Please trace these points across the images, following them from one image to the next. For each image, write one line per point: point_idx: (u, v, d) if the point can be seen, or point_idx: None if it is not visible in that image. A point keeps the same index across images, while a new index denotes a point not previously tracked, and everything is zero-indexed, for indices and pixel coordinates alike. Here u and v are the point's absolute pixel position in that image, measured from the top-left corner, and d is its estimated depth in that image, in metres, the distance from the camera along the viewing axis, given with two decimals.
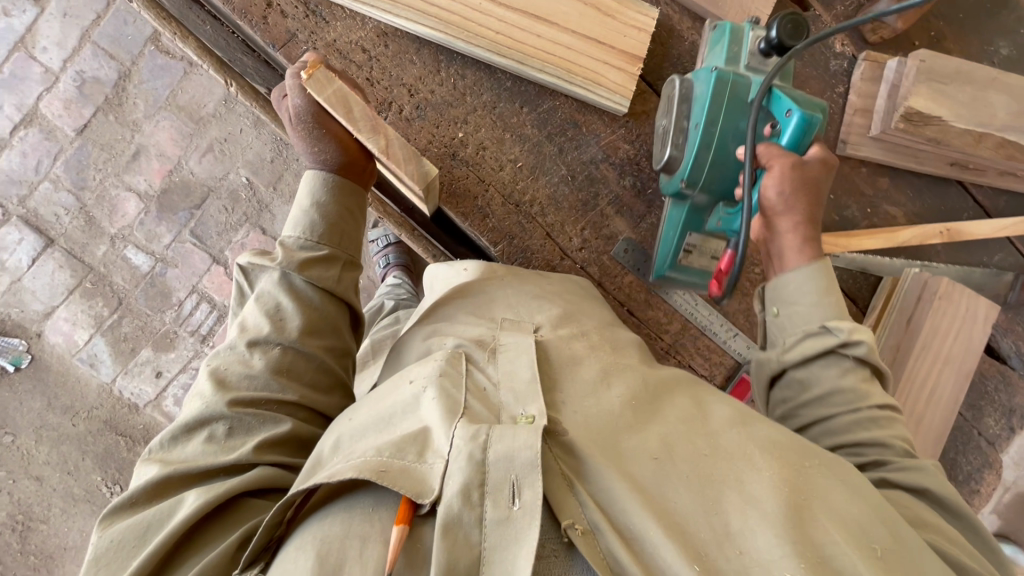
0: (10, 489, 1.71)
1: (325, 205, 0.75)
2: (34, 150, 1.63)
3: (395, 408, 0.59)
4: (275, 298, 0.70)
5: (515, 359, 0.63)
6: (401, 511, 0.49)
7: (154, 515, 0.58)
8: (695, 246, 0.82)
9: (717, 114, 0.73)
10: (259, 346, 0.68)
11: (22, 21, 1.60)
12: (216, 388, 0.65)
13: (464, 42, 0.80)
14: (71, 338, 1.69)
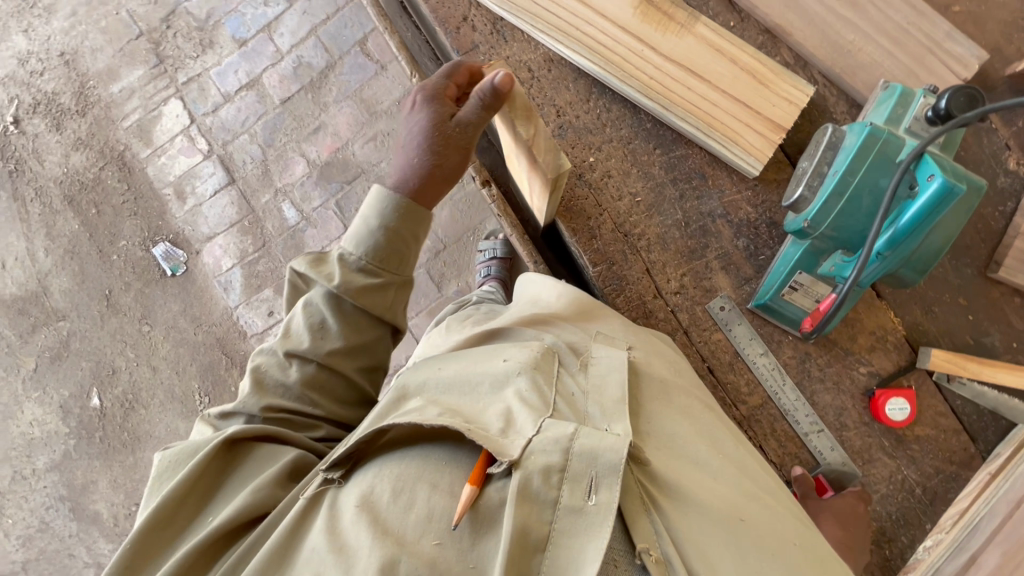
0: (132, 371, 2.02)
1: (390, 227, 0.70)
2: (246, 109, 1.98)
3: (484, 380, 0.61)
4: (323, 313, 0.71)
5: (606, 374, 0.63)
6: (475, 472, 0.51)
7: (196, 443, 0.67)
8: (802, 285, 0.83)
9: (860, 170, 0.74)
10: (297, 358, 0.72)
11: (273, 9, 1.98)
12: (254, 390, 0.71)
13: (619, 81, 0.88)
14: (218, 262, 1.99)
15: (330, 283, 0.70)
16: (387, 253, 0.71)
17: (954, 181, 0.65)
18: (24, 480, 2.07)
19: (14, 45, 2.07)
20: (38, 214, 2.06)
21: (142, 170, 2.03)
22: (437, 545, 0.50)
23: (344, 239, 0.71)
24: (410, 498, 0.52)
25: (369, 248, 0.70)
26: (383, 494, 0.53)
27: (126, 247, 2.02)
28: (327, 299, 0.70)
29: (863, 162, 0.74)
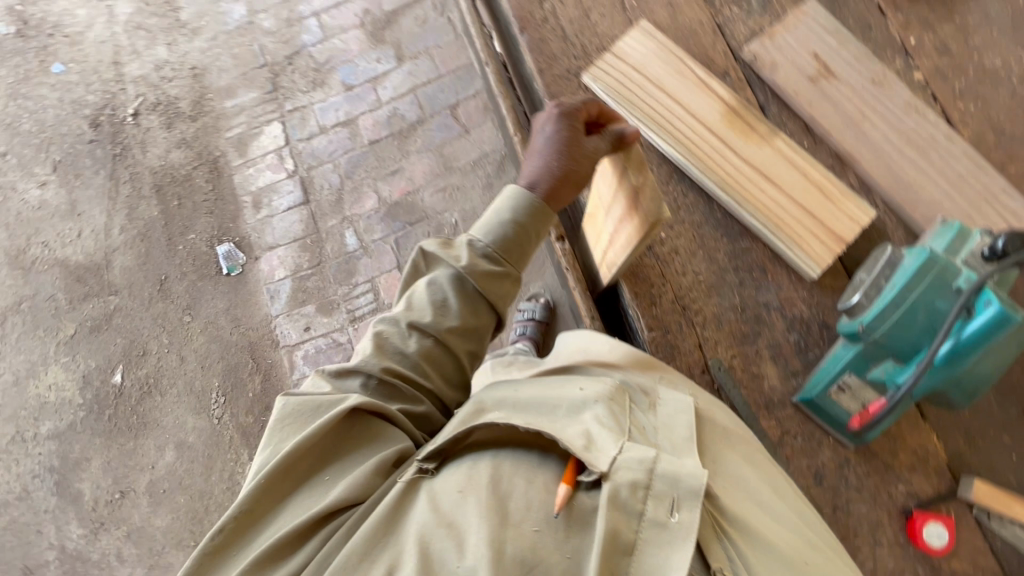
0: (161, 356, 2.08)
1: (519, 221, 0.86)
2: (337, 143, 2.19)
3: (562, 403, 0.68)
4: (445, 293, 0.85)
5: (674, 415, 0.69)
6: (569, 473, 0.61)
7: (322, 404, 0.76)
8: (850, 387, 0.86)
9: (919, 287, 0.79)
10: (417, 330, 0.84)
11: (383, 66, 2.24)
12: (377, 351, 0.82)
13: (699, 172, 0.98)
14: (272, 271, 2.10)
15: (458, 264, 0.85)
16: (512, 249, 0.87)
17: (1012, 310, 0.71)
18: (23, 442, 2.07)
19: (155, 53, 2.36)
20: (126, 195, 2.23)
21: (229, 176, 2.21)
22: (536, 532, 0.58)
23: (477, 228, 0.87)
24: (508, 493, 0.61)
25: (496, 238, 0.86)
26: (480, 486, 0.62)
27: (194, 240, 2.16)
28: (454, 279, 0.85)
29: (922, 281, 0.79)
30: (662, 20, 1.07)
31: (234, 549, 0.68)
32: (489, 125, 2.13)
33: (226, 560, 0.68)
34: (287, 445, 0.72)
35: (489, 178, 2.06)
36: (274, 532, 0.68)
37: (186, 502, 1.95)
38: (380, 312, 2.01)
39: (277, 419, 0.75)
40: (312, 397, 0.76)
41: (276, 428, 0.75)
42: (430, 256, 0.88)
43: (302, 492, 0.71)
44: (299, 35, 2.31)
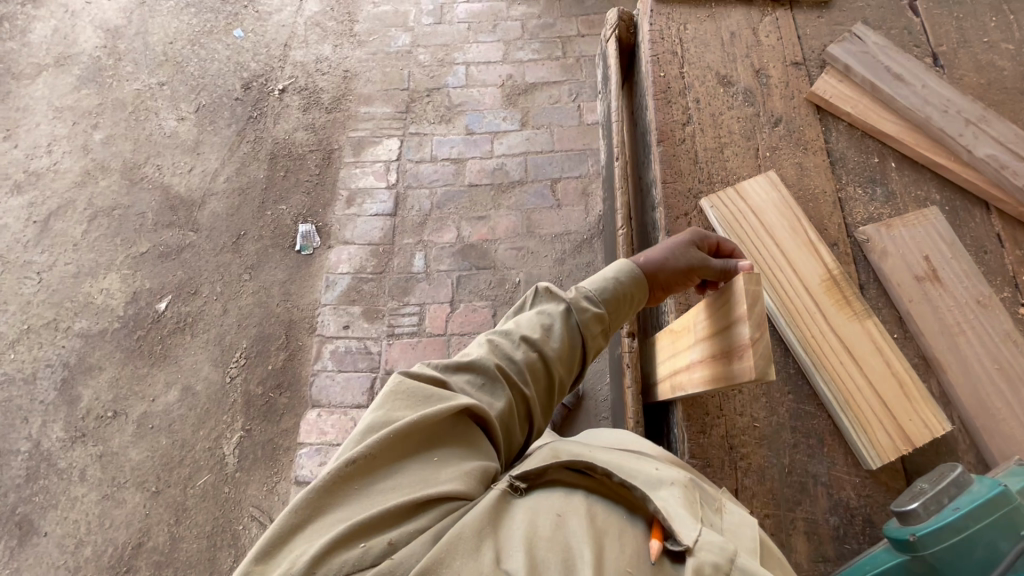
0: (208, 301, 2.16)
1: (622, 282, 0.96)
2: (441, 174, 2.34)
3: (641, 475, 0.79)
4: (552, 320, 0.92)
5: (743, 526, 0.74)
6: (658, 532, 0.69)
7: (435, 393, 0.79)
8: None
9: (981, 520, 0.75)
10: (524, 343, 0.89)
11: (506, 125, 2.42)
12: (489, 350, 0.87)
13: (785, 323, 1.00)
14: (338, 263, 2.20)
15: (565, 298, 0.94)
16: (617, 303, 0.95)
17: None
18: (54, 330, 2.15)
19: (321, 49, 2.65)
20: (243, 152, 2.43)
21: (337, 169, 2.38)
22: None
23: (586, 279, 0.96)
24: (603, 534, 0.67)
25: (602, 289, 0.95)
26: (574, 517, 0.68)
27: (283, 211, 2.30)
28: (561, 311, 0.93)
29: (986, 515, 0.75)
30: (788, 177, 1.13)
31: (342, 496, 0.68)
32: (581, 207, 2.24)
33: (335, 504, 0.67)
34: (408, 417, 0.74)
35: (564, 255, 2.13)
36: (386, 493, 0.69)
37: (166, 446, 1.95)
38: (418, 337, 2.05)
39: (391, 393, 0.78)
40: (425, 384, 0.80)
41: (391, 398, 0.77)
42: (541, 294, 0.96)
43: (413, 465, 0.73)
44: (445, 76, 2.55)
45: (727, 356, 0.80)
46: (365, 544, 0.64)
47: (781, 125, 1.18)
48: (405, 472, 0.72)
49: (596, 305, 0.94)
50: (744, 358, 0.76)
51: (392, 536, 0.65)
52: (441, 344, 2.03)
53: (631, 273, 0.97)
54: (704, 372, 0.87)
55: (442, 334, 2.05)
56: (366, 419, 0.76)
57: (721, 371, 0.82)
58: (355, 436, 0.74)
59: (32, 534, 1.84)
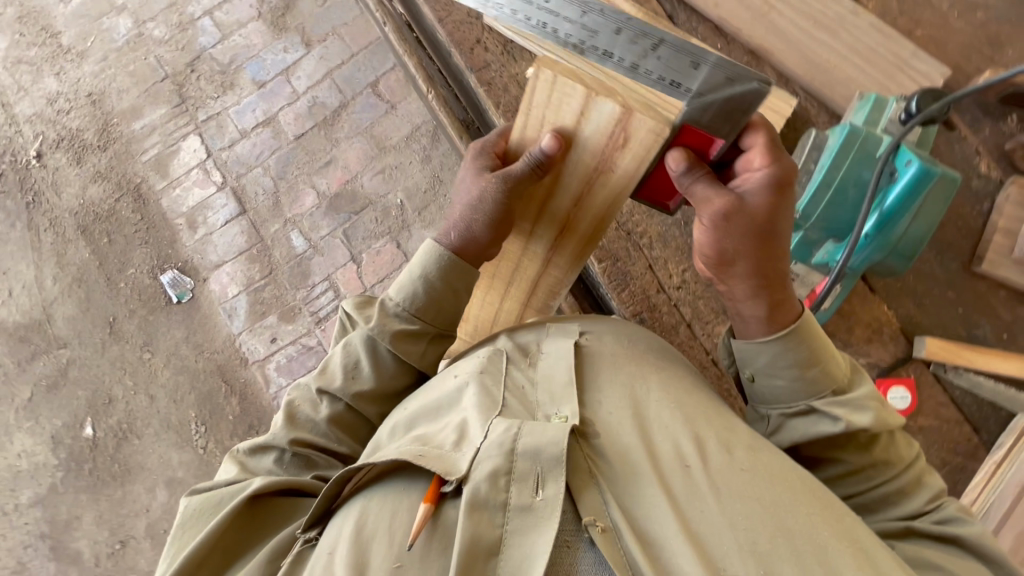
0: (128, 399, 2.00)
1: (429, 277, 0.94)
2: (261, 144, 2.08)
3: (445, 398, 0.82)
4: (356, 357, 0.94)
5: (554, 365, 0.83)
6: (430, 494, 0.69)
7: (221, 498, 0.84)
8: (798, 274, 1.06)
9: (842, 164, 0.96)
10: (327, 396, 0.94)
11: (292, 55, 2.13)
12: (289, 421, 0.93)
13: None
14: (224, 289, 2.02)
15: (364, 329, 0.94)
16: (429, 304, 0.95)
17: (923, 167, 0.88)
18: (5, 515, 1.98)
19: (45, 86, 2.19)
20: (50, 243, 2.10)
21: (156, 201, 2.10)
22: (397, 568, 0.65)
23: (390, 286, 0.96)
24: (373, 535, 0.68)
25: (409, 294, 0.94)
26: (345, 539, 0.69)
27: (135, 274, 2.05)
28: (363, 343, 0.94)
29: (844, 159, 0.96)
30: None
31: None
32: (415, 96, 2.06)
33: None
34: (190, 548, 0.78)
35: (425, 150, 2.00)
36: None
37: None
38: None
39: (176, 528, 0.83)
40: (208, 496, 0.85)
41: (177, 536, 0.83)
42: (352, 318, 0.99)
43: None
44: (195, 39, 2.17)
45: (606, 165, 0.86)
46: None
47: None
48: None
49: (408, 318, 0.95)
50: (631, 127, 0.79)
51: None
52: None
53: (435, 256, 0.94)
54: (597, 168, 0.87)
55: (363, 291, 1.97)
56: (162, 570, 0.81)
57: (616, 181, 0.89)
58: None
59: None
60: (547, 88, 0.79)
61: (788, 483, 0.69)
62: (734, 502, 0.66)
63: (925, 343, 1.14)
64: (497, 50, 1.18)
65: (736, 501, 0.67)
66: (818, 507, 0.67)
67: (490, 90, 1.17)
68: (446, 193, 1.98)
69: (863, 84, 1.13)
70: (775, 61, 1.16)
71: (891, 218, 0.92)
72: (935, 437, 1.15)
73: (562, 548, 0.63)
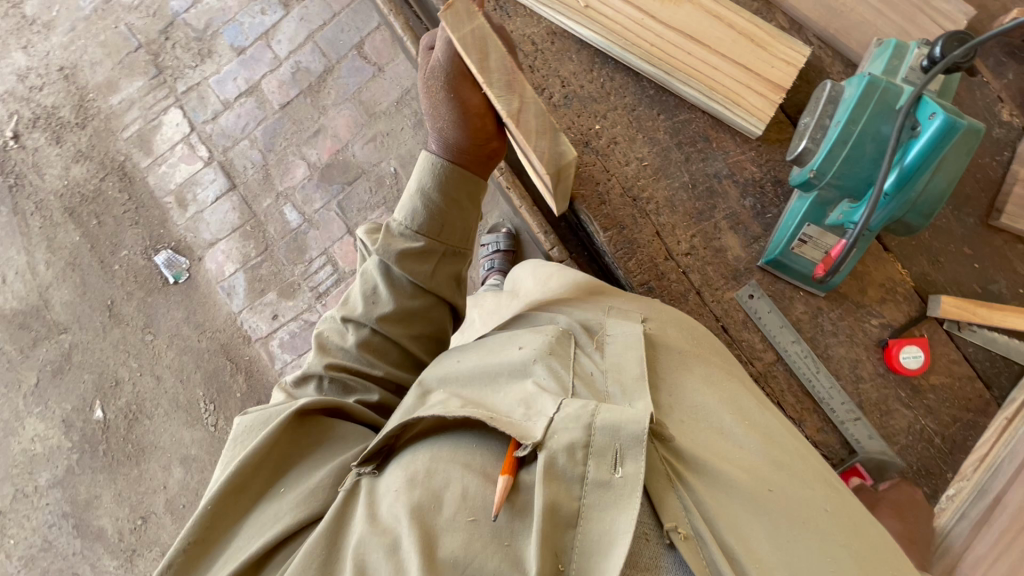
0: (135, 381, 2.00)
1: (428, 195, 0.93)
2: (246, 115, 2.00)
3: (504, 371, 0.80)
4: (374, 282, 0.93)
5: (623, 351, 0.81)
6: (508, 465, 0.66)
7: (268, 416, 0.83)
8: (811, 237, 1.03)
9: (861, 117, 0.91)
10: (352, 323, 0.94)
11: (270, 17, 2.01)
12: (321, 351, 0.93)
13: (624, 52, 1.06)
14: (221, 268, 1.99)
15: (376, 252, 0.92)
16: (434, 225, 0.93)
17: (949, 118, 0.83)
18: (26, 498, 2.01)
19: (13, 62, 2.09)
20: (39, 227, 2.05)
21: (143, 179, 2.03)
22: (473, 523, 0.63)
23: (394, 211, 0.95)
24: (442, 486, 0.67)
25: (412, 216, 0.93)
26: (408, 489, 0.67)
27: (128, 256, 2.02)
28: (380, 266, 0.93)
29: (863, 111, 0.91)
30: None
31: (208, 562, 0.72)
32: (402, 57, 1.96)
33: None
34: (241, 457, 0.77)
35: (417, 114, 1.92)
36: (249, 537, 0.72)
37: None
38: (344, 282, 1.94)
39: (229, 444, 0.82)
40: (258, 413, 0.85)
41: (231, 450, 0.82)
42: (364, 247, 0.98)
43: (265, 504, 0.75)
44: (166, 4, 2.05)
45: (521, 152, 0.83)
46: None
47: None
48: (261, 515, 0.74)
49: (414, 237, 0.93)
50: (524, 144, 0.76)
51: None
52: None
53: (431, 173, 0.93)
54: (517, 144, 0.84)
55: None
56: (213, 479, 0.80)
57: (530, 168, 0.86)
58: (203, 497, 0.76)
59: None
60: (464, 45, 0.77)
61: (861, 529, 0.69)
62: (820, 536, 0.65)
63: (939, 302, 1.12)
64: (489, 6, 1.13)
65: (813, 533, 0.66)
66: (887, 555, 0.68)
67: None
68: None
69: (882, 29, 1.06)
70: (788, 8, 1.09)
71: (912, 175, 0.87)
72: (946, 396, 1.15)
73: (639, 539, 0.62)
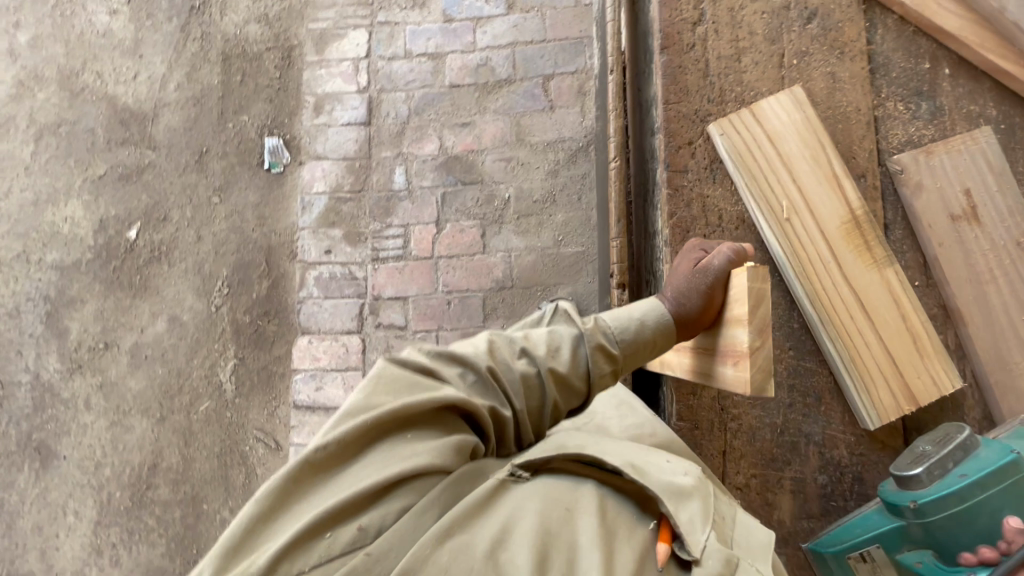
0: (179, 228, 2.03)
1: (647, 323, 0.91)
2: (418, 72, 2.05)
3: (655, 466, 0.81)
4: (562, 342, 0.87)
5: (749, 521, 0.79)
6: (666, 534, 0.72)
7: (424, 379, 0.76)
8: (872, 559, 0.95)
9: (993, 489, 0.83)
10: (526, 356, 0.85)
11: (491, 8, 2.08)
12: (488, 351, 0.82)
13: (796, 278, 1.04)
14: (312, 182, 2.02)
15: (583, 326, 0.89)
16: (632, 344, 0.91)
17: None
18: (27, 263, 2.04)
19: None
20: (191, 53, 2.12)
21: (299, 69, 2.10)
22: None
23: (609, 310, 0.93)
24: (616, 531, 0.71)
25: (623, 325, 0.91)
26: (591, 512, 0.71)
27: (245, 123, 2.07)
28: (574, 336, 0.88)
29: (998, 486, 0.83)
30: (810, 120, 1.09)
31: (317, 481, 0.66)
32: (577, 110, 1.99)
33: (308, 495, 0.65)
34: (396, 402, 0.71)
35: (558, 164, 1.94)
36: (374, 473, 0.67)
37: (164, 376, 1.95)
38: (404, 262, 1.95)
39: (371, 375, 0.74)
40: (409, 368, 0.76)
41: (373, 384, 0.73)
42: (561, 312, 0.92)
43: (393, 449, 0.69)
44: None
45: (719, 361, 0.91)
46: (331, 536, 0.62)
47: (802, 59, 1.15)
48: (387, 459, 0.68)
49: (613, 340, 0.90)
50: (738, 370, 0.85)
51: (361, 525, 0.64)
52: (427, 267, 1.93)
53: (662, 315, 0.92)
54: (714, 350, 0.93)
55: (429, 257, 1.94)
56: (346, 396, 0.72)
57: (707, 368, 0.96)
58: (341, 413, 0.70)
59: (52, 457, 1.93)
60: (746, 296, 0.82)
61: None
62: None
63: None
64: (702, 162, 1.14)
65: None
66: None
67: (673, 196, 1.14)
68: (553, 215, 1.92)
69: None
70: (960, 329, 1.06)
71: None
72: None
73: None
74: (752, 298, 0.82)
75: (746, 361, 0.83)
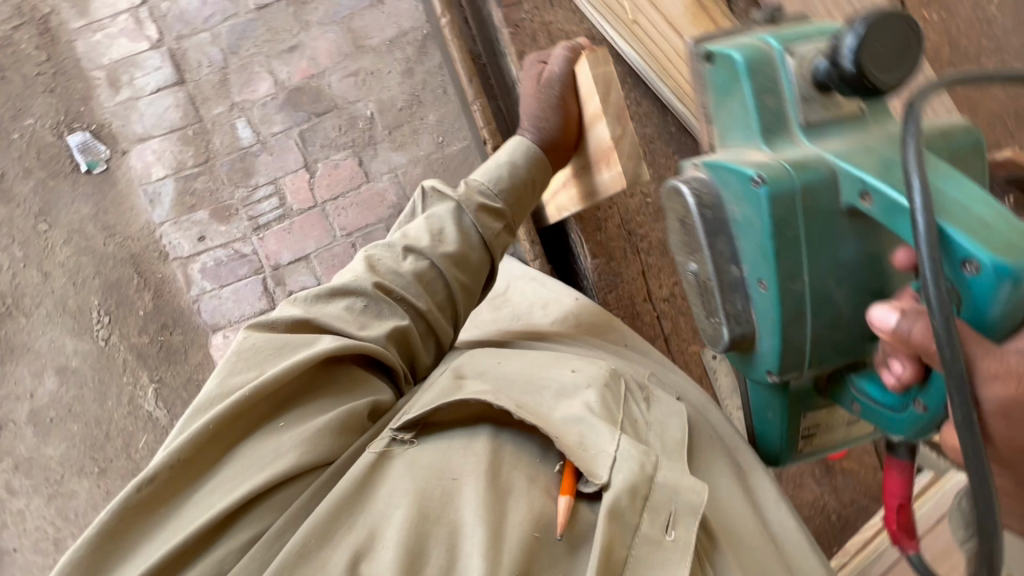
0: (17, 272, 1.73)
1: (518, 167, 1.05)
2: (214, 4, 1.76)
3: (553, 387, 0.83)
4: (443, 224, 0.97)
5: (667, 416, 0.85)
6: (570, 485, 0.70)
7: (292, 341, 0.78)
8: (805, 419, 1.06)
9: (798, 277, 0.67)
10: (412, 254, 0.93)
11: None
12: (367, 269, 0.89)
13: (661, 81, 1.17)
14: (148, 169, 1.75)
15: (457, 196, 1.00)
16: (513, 190, 1.04)
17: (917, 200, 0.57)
18: None
19: None
20: None
21: (69, 43, 1.74)
22: (538, 539, 0.66)
23: (477, 171, 1.04)
24: (510, 489, 0.70)
25: (495, 180, 1.03)
26: (474, 481, 0.68)
27: (33, 127, 1.72)
28: (453, 211, 0.99)
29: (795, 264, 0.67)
30: None
31: (182, 493, 0.66)
32: None
33: (173, 511, 0.65)
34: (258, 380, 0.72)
35: (409, 61, 1.77)
36: (238, 478, 0.66)
37: (81, 431, 1.75)
38: (289, 220, 1.78)
39: (228, 358, 0.76)
40: (275, 333, 0.79)
41: (232, 364, 0.75)
42: (432, 194, 1.02)
43: (257, 441, 0.70)
44: None
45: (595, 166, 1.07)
46: (202, 557, 0.62)
47: None
48: (253, 457, 0.68)
49: (492, 198, 1.02)
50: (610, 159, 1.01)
51: (238, 534, 0.64)
52: (316, 217, 1.78)
53: (527, 151, 1.06)
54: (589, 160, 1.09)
55: (313, 206, 1.78)
56: (201, 392, 0.72)
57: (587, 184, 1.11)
58: (195, 412, 0.70)
59: None
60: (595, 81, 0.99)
61: None
62: None
63: None
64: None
65: None
66: None
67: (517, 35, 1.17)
68: (424, 117, 1.79)
69: None
70: None
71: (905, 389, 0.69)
72: (852, 479, 1.30)
73: None
74: (599, 86, 0.99)
75: (612, 152, 0.99)
